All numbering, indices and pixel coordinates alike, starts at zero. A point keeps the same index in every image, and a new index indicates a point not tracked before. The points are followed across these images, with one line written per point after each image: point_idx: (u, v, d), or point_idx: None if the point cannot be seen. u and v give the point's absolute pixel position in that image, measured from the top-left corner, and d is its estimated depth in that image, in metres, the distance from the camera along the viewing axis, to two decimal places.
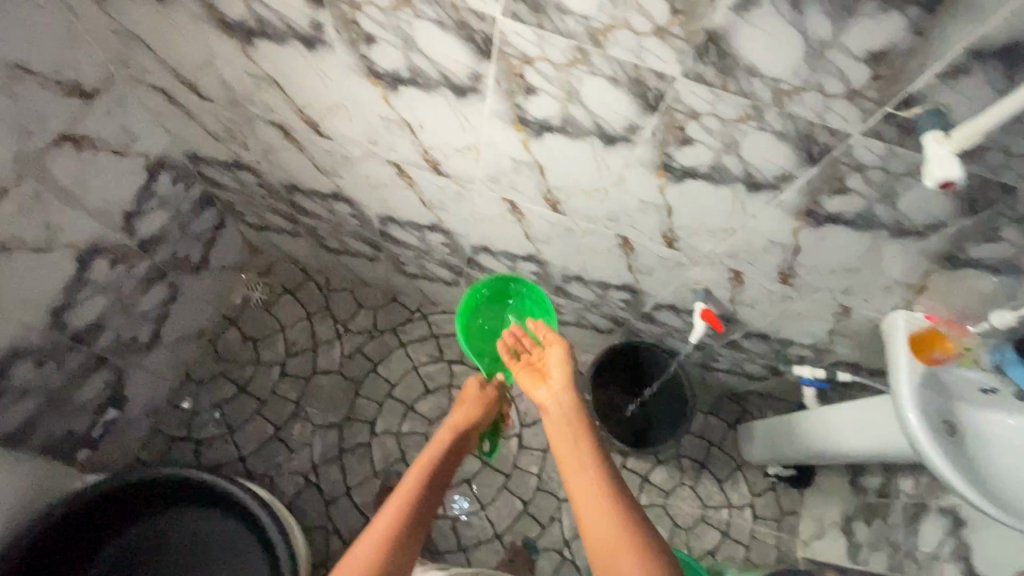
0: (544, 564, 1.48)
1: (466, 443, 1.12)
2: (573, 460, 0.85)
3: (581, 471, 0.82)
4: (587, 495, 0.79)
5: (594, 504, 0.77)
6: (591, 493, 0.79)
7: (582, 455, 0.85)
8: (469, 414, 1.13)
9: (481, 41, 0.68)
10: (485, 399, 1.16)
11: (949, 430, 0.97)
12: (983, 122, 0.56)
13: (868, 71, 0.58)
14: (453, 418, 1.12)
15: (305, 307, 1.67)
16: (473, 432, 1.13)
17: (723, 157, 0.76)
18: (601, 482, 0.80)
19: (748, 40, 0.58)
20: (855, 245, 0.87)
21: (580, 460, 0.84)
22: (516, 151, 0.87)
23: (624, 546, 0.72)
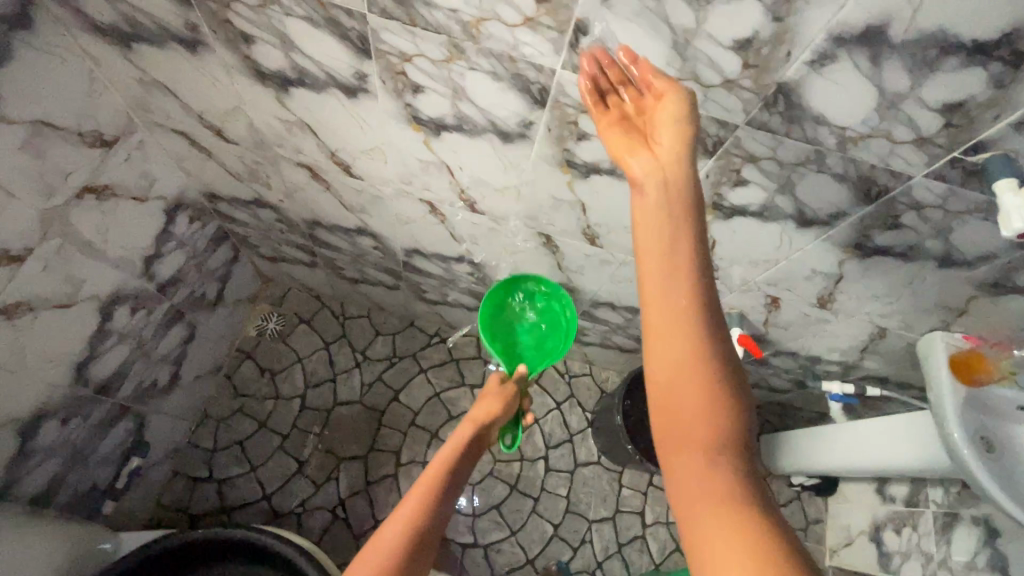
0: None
1: (487, 439, 1.03)
2: (664, 292, 0.55)
3: (667, 307, 0.54)
4: (670, 352, 0.54)
5: (667, 323, 0.54)
6: (667, 339, 0.54)
7: (672, 262, 0.55)
8: (490, 409, 1.04)
9: (535, 91, 0.67)
10: (505, 393, 1.07)
11: (987, 446, 0.97)
12: None
13: (940, 120, 0.57)
14: (473, 411, 1.04)
15: (322, 337, 1.64)
16: (493, 427, 1.03)
17: (777, 197, 0.75)
18: (693, 337, 0.54)
19: (818, 92, 0.58)
20: (900, 275, 0.87)
21: (668, 266, 0.55)
22: (559, 191, 0.86)
23: (702, 418, 0.53)
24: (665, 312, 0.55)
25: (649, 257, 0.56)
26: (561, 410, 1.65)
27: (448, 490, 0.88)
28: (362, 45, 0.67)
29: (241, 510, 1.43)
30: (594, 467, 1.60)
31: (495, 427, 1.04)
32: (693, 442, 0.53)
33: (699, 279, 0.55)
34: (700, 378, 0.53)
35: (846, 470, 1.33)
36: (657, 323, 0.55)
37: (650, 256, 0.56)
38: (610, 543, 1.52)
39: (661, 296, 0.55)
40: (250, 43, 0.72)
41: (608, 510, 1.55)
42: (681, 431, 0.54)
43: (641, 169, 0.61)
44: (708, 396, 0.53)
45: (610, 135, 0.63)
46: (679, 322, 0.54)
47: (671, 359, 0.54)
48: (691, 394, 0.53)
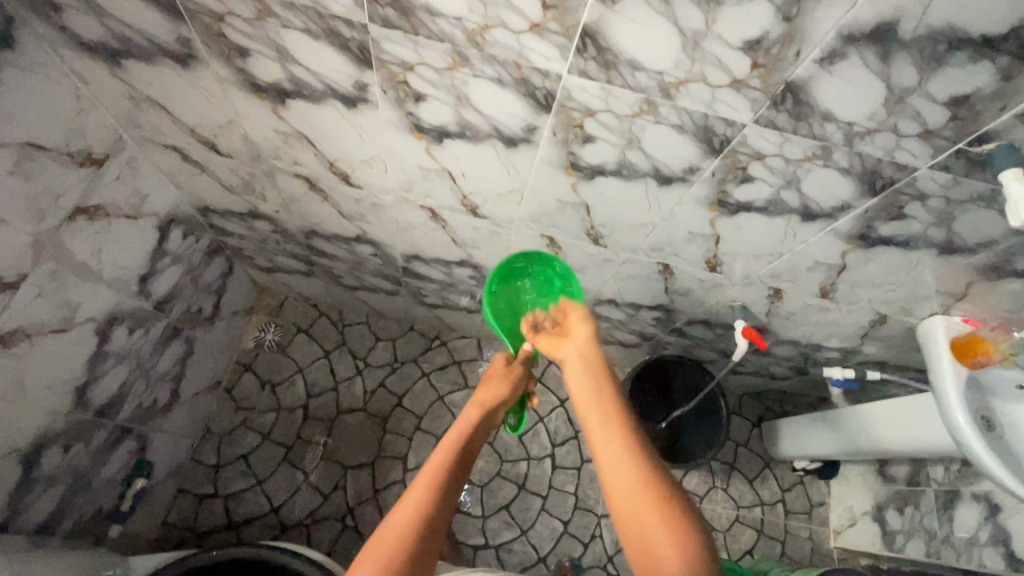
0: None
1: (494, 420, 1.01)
2: (605, 438, 0.80)
3: (608, 439, 0.79)
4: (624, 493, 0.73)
5: (616, 462, 0.76)
6: (616, 469, 0.75)
7: (606, 411, 0.83)
8: (497, 390, 1.04)
9: (540, 96, 0.66)
10: (512, 374, 1.08)
11: (987, 424, 0.99)
12: None
13: (947, 113, 0.58)
14: (480, 392, 1.04)
15: (322, 345, 1.63)
16: (500, 407, 1.03)
17: (782, 192, 0.75)
18: (637, 465, 0.75)
19: (826, 88, 0.58)
20: (902, 263, 0.88)
21: (605, 419, 0.82)
22: (563, 193, 0.86)
23: (657, 516, 0.70)
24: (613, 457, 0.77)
25: (590, 418, 0.83)
26: (565, 407, 1.66)
27: (460, 474, 0.86)
28: (363, 55, 0.66)
29: (249, 525, 1.41)
30: None
31: (502, 406, 1.03)
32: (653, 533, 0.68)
33: (624, 420, 0.82)
34: (649, 490, 0.72)
35: (846, 454, 1.36)
36: (607, 464, 0.77)
37: (592, 418, 0.83)
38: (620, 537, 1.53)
39: (603, 434, 0.80)
40: (246, 56, 0.70)
41: None
42: (644, 535, 0.69)
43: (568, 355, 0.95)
44: (660, 508, 0.70)
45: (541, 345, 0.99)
46: (626, 458, 0.76)
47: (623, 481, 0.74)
48: (643, 506, 0.71)
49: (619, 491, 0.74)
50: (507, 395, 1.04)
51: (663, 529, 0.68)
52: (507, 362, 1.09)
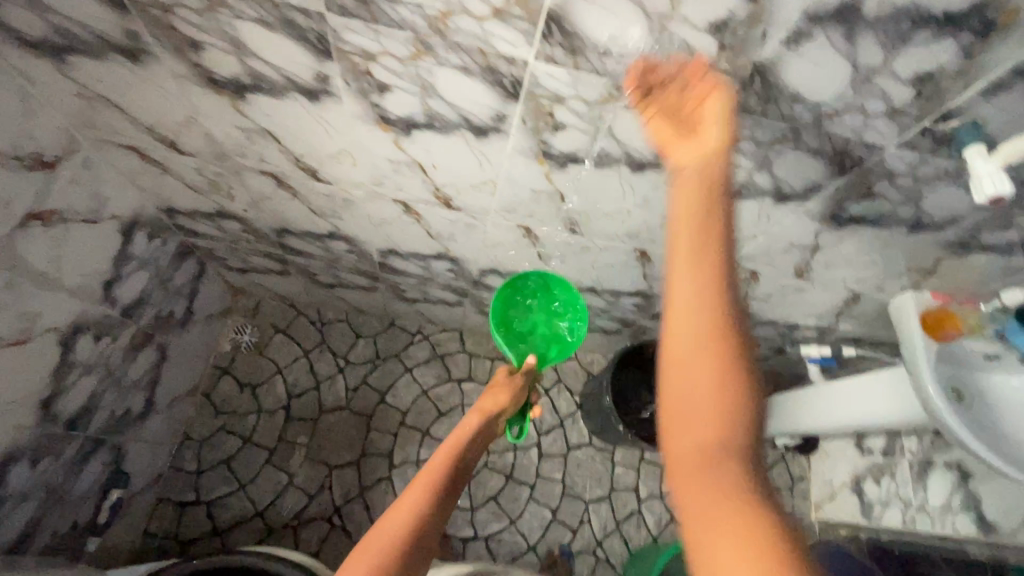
0: (580, 568, 1.50)
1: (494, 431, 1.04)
2: (686, 286, 0.57)
3: (690, 291, 0.57)
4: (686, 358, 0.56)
5: (688, 322, 0.56)
6: (689, 333, 0.56)
7: (699, 248, 0.58)
8: (497, 401, 1.04)
9: (508, 84, 0.65)
10: (513, 384, 1.07)
11: (957, 396, 1.01)
12: None
13: (912, 91, 0.58)
14: (480, 402, 1.04)
15: (301, 345, 1.60)
16: (500, 417, 1.03)
17: (754, 175, 0.75)
18: (713, 333, 0.56)
19: (794, 69, 0.57)
20: (874, 242, 0.89)
21: (695, 259, 0.57)
22: (537, 183, 0.85)
23: (714, 400, 0.55)
24: (689, 314, 0.56)
25: (677, 252, 0.59)
26: (550, 396, 1.66)
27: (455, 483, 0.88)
28: (323, 47, 0.63)
29: (234, 530, 1.39)
30: (586, 448, 1.62)
31: (501, 416, 1.04)
32: (700, 424, 0.55)
33: (725, 268, 0.57)
34: (716, 364, 0.55)
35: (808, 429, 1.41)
36: (679, 323, 0.57)
37: (679, 259, 0.58)
38: (608, 522, 1.55)
39: (688, 280, 0.57)
40: (201, 49, 0.67)
41: (604, 490, 1.58)
42: (689, 418, 0.55)
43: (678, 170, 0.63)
44: (722, 392, 0.55)
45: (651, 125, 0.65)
46: (702, 321, 0.56)
47: (690, 348, 0.56)
48: (703, 387, 0.55)
49: (683, 356, 0.56)
50: (506, 404, 1.04)
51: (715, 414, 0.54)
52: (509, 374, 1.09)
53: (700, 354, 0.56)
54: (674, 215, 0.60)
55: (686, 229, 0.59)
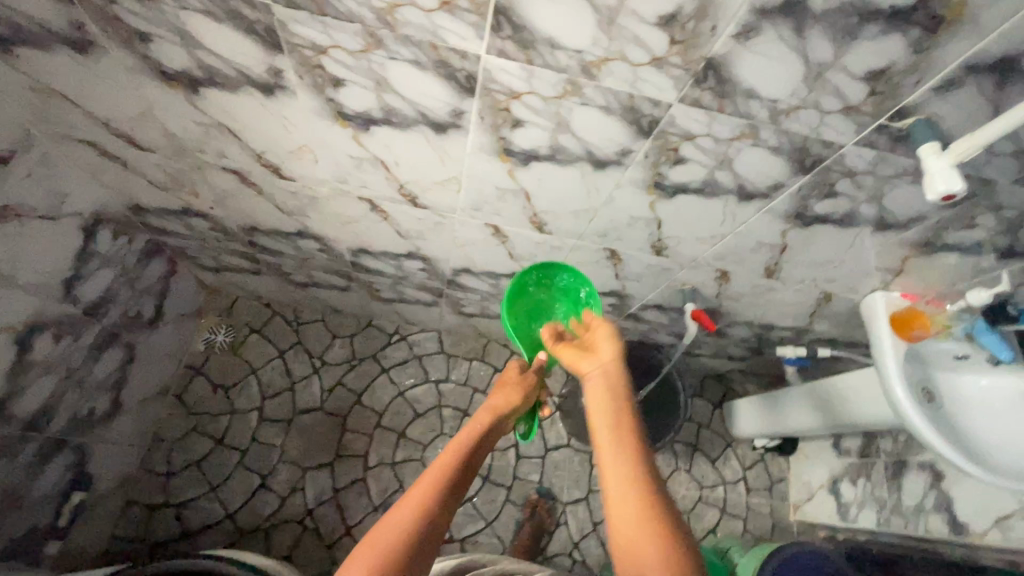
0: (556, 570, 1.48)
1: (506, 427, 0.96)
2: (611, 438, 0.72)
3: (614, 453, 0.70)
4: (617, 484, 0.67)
5: (617, 481, 0.67)
6: (621, 491, 0.66)
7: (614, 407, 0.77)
8: (509, 398, 0.99)
9: (462, 79, 0.64)
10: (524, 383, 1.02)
11: (928, 396, 1.03)
12: (979, 138, 0.55)
13: (866, 87, 0.57)
14: (489, 400, 0.98)
15: (276, 345, 1.58)
16: (512, 415, 0.97)
17: (716, 172, 0.75)
18: (639, 482, 0.66)
19: (746, 65, 0.57)
20: (840, 241, 0.89)
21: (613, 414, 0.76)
22: (500, 180, 0.84)
23: (654, 540, 0.61)
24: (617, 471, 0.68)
25: (601, 432, 0.74)
26: None
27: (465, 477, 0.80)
28: (272, 39, 0.62)
29: (203, 533, 1.37)
30: (564, 449, 1.61)
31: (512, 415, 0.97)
32: (649, 561, 0.59)
33: (637, 437, 0.72)
34: (648, 512, 0.63)
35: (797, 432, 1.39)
36: (612, 484, 0.67)
37: (604, 432, 0.73)
38: (585, 524, 1.54)
39: (612, 449, 0.71)
40: (149, 41, 0.66)
41: (581, 491, 1.57)
42: (637, 561, 0.60)
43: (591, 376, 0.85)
44: (661, 534, 0.61)
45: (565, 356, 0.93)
46: (628, 472, 0.67)
47: (622, 502, 0.64)
48: (641, 532, 0.62)
49: (622, 516, 0.63)
50: (519, 402, 0.98)
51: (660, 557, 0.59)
52: (521, 370, 1.03)
53: (634, 505, 0.64)
54: (593, 408, 0.78)
55: (605, 415, 0.76)
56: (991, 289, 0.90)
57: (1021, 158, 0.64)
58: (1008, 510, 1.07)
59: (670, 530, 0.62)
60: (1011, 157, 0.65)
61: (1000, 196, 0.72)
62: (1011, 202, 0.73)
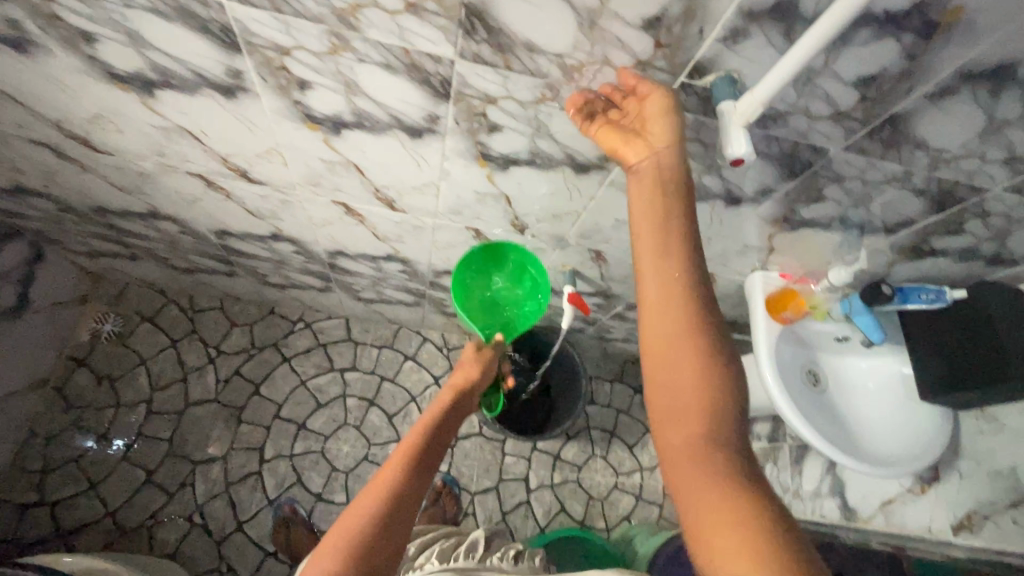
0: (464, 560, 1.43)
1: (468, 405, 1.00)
2: (658, 295, 0.56)
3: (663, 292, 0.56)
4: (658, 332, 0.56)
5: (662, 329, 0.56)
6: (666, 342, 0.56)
7: (670, 253, 0.57)
8: (468, 374, 1.03)
9: (217, 30, 0.57)
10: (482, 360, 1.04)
11: (814, 379, 0.99)
12: (763, 91, 0.50)
13: (649, 39, 0.51)
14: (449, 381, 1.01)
15: (169, 334, 1.51)
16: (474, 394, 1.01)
17: (538, 141, 0.68)
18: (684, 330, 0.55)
19: (512, 12, 0.50)
20: (698, 219, 0.83)
21: (664, 261, 0.56)
22: (321, 151, 0.77)
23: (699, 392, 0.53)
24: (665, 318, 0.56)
25: (644, 242, 0.58)
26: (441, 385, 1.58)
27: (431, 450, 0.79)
28: None
29: (80, 532, 1.31)
30: (475, 439, 1.56)
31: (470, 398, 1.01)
32: (689, 417, 0.53)
33: (689, 256, 0.57)
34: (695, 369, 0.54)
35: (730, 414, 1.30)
36: (655, 330, 0.56)
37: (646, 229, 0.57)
38: (493, 513, 1.50)
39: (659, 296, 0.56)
40: None
41: (491, 480, 1.53)
42: (678, 411, 0.54)
43: (641, 168, 0.58)
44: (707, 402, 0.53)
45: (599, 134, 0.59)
46: (674, 319, 0.56)
47: (667, 351, 0.55)
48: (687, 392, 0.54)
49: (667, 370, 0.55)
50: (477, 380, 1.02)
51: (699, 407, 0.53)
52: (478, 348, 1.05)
53: (679, 359, 0.55)
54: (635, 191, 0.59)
55: (647, 208, 0.58)
56: (849, 267, 0.89)
57: (843, 122, 0.59)
58: (891, 494, 1.04)
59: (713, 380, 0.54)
60: (833, 121, 0.59)
61: (838, 165, 0.66)
62: (851, 172, 0.67)
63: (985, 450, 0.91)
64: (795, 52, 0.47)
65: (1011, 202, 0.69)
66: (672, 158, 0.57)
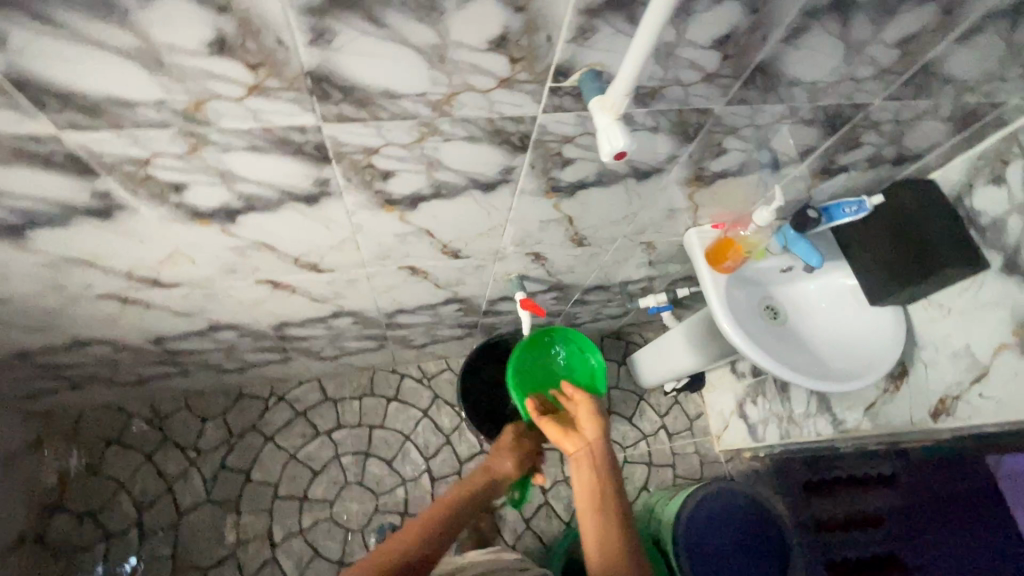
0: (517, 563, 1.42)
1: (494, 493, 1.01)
2: (593, 515, 0.76)
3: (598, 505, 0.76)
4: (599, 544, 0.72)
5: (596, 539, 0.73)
6: (602, 546, 0.72)
7: (603, 492, 0.78)
8: (503, 465, 1.05)
9: (66, 161, 0.53)
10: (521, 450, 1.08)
11: (772, 313, 1.03)
12: (631, 65, 0.47)
13: (503, 58, 0.50)
14: (489, 463, 1.05)
15: (141, 450, 1.45)
16: (506, 482, 1.05)
17: (435, 174, 0.67)
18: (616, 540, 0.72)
19: (357, 68, 0.48)
20: (617, 199, 0.83)
21: (601, 499, 0.77)
22: (224, 240, 0.74)
23: None
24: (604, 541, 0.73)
25: (580, 488, 0.80)
26: (431, 415, 1.56)
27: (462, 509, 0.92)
28: None
29: None
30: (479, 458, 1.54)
31: (505, 483, 1.04)
32: None
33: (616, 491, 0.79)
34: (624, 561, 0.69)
35: (712, 363, 1.32)
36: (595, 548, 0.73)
37: (583, 480, 0.80)
38: (516, 523, 1.50)
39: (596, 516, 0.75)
40: None
41: None
42: None
43: (577, 448, 0.86)
44: None
45: (549, 430, 0.91)
46: (606, 528, 0.73)
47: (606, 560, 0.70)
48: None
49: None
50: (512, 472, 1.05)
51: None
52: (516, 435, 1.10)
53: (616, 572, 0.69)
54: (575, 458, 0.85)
55: (586, 469, 0.82)
56: (769, 207, 0.88)
57: (716, 81, 0.59)
58: (873, 399, 1.08)
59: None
60: (707, 83, 0.59)
61: (727, 119, 0.67)
62: (742, 121, 0.68)
63: (940, 335, 0.94)
64: (649, 17, 0.43)
65: (893, 108, 0.72)
66: (601, 435, 0.87)
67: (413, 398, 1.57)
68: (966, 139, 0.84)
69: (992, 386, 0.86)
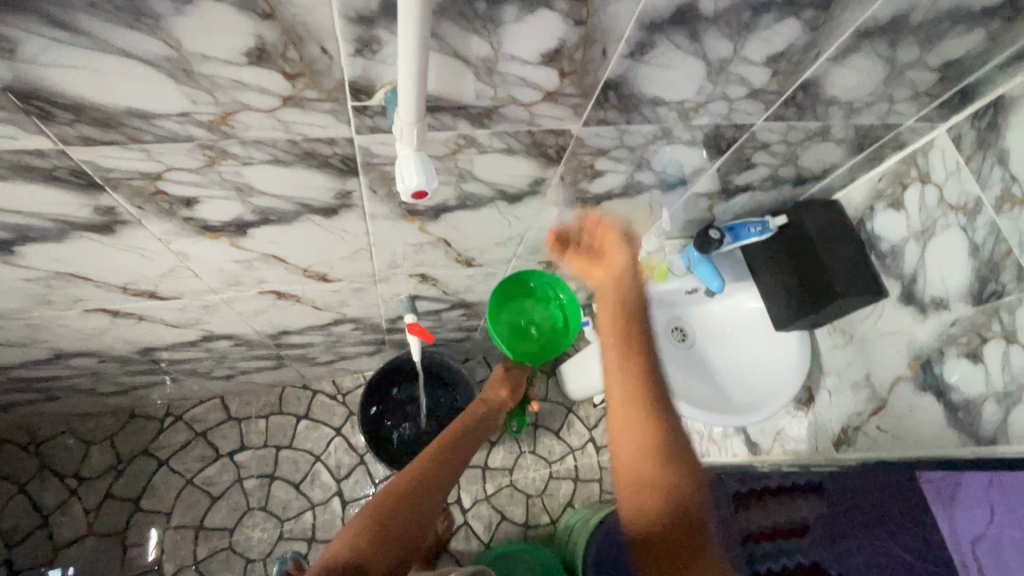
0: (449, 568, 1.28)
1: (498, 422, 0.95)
2: (624, 376, 0.64)
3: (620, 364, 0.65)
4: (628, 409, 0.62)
5: (621, 412, 0.62)
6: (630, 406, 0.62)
7: (631, 350, 0.66)
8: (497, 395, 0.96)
9: None
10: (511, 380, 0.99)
11: (678, 336, 0.97)
12: (408, 92, 0.37)
13: (273, 73, 0.41)
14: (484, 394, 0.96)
15: (15, 480, 1.32)
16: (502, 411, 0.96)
17: (253, 201, 0.57)
18: (645, 414, 0.61)
19: (74, 83, 0.39)
20: (494, 219, 0.74)
21: (628, 358, 0.65)
22: (14, 272, 0.63)
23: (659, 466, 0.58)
24: (629, 405, 0.62)
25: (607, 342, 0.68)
26: (345, 434, 1.45)
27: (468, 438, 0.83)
28: None
29: None
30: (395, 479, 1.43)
31: (502, 413, 0.96)
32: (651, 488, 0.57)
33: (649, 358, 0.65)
34: (652, 449, 0.59)
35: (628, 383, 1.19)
36: (619, 412, 0.63)
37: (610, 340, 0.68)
38: None
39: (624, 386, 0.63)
40: None
41: None
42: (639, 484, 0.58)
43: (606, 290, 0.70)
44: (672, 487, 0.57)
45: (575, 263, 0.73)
46: (631, 395, 0.62)
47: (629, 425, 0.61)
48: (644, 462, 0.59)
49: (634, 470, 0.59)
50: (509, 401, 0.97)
51: (662, 493, 0.56)
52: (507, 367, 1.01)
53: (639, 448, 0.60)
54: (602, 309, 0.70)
55: (614, 329, 0.68)
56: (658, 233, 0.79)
57: (561, 100, 0.51)
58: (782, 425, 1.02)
59: (679, 458, 0.59)
60: (550, 102, 0.51)
61: (590, 140, 0.59)
62: (609, 142, 0.61)
63: (843, 362, 0.90)
64: (403, 33, 0.33)
65: (780, 128, 0.66)
66: (630, 274, 0.70)
67: (325, 415, 1.46)
68: (869, 157, 0.79)
69: (890, 419, 0.82)
